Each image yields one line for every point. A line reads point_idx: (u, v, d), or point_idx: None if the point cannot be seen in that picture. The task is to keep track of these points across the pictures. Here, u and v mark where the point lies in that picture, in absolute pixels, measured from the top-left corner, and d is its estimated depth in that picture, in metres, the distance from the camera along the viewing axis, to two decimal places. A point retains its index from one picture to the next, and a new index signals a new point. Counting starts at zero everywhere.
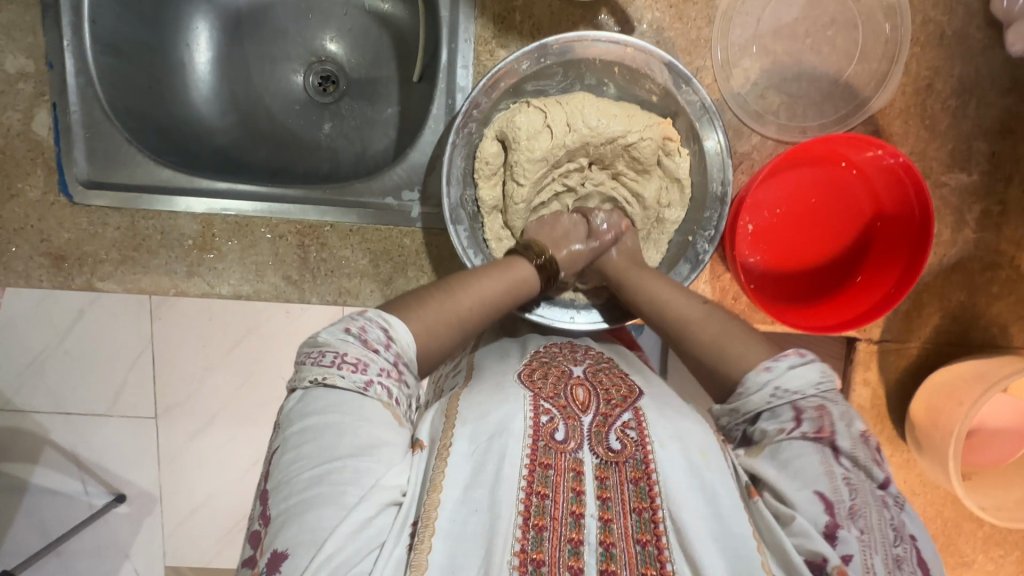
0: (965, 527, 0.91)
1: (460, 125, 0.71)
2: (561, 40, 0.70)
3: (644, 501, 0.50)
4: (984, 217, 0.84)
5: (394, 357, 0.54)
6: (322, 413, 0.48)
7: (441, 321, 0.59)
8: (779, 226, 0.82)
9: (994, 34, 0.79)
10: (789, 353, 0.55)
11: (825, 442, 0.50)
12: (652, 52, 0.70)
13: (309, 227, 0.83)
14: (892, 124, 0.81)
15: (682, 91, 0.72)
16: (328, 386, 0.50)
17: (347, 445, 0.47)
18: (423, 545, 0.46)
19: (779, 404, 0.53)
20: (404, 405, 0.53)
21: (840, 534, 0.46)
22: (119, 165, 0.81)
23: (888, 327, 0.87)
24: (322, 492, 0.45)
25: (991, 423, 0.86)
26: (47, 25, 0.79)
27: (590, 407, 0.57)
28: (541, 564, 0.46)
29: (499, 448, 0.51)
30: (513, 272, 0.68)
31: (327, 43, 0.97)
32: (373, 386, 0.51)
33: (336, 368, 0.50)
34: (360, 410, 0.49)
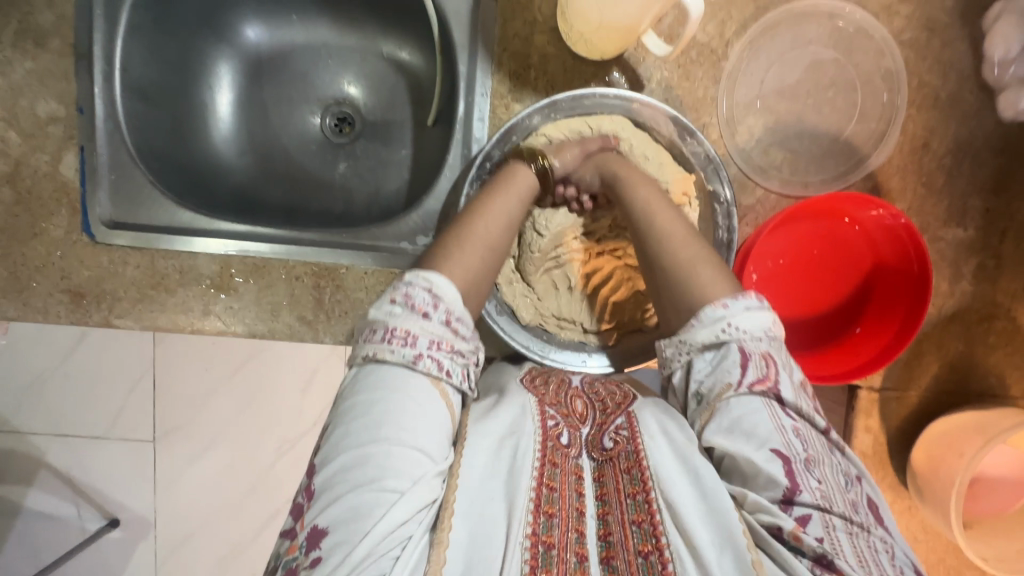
0: (967, 574, 0.91)
1: (477, 177, 0.77)
2: (572, 96, 0.76)
3: (637, 486, 0.52)
4: (980, 270, 0.87)
5: (445, 315, 0.56)
6: (365, 392, 0.52)
7: (472, 257, 0.63)
8: (783, 275, 0.85)
9: (987, 98, 0.83)
10: (747, 296, 0.58)
11: (770, 394, 0.53)
12: (658, 107, 0.76)
13: (325, 270, 0.84)
14: (891, 180, 0.84)
15: (687, 144, 0.77)
16: (379, 361, 0.53)
17: (387, 425, 0.50)
18: (444, 524, 0.48)
19: (726, 341, 0.57)
20: (456, 377, 0.55)
21: (798, 495, 0.48)
22: (142, 207, 0.83)
23: (889, 375, 0.89)
24: (363, 473, 0.48)
25: (992, 471, 0.88)
26: (80, 73, 0.82)
27: (588, 418, 0.60)
28: (551, 547, 0.47)
29: (511, 445, 0.53)
30: (517, 183, 0.71)
31: (345, 87, 1.01)
32: (423, 359, 0.53)
33: (387, 343, 0.53)
34: (407, 384, 0.52)
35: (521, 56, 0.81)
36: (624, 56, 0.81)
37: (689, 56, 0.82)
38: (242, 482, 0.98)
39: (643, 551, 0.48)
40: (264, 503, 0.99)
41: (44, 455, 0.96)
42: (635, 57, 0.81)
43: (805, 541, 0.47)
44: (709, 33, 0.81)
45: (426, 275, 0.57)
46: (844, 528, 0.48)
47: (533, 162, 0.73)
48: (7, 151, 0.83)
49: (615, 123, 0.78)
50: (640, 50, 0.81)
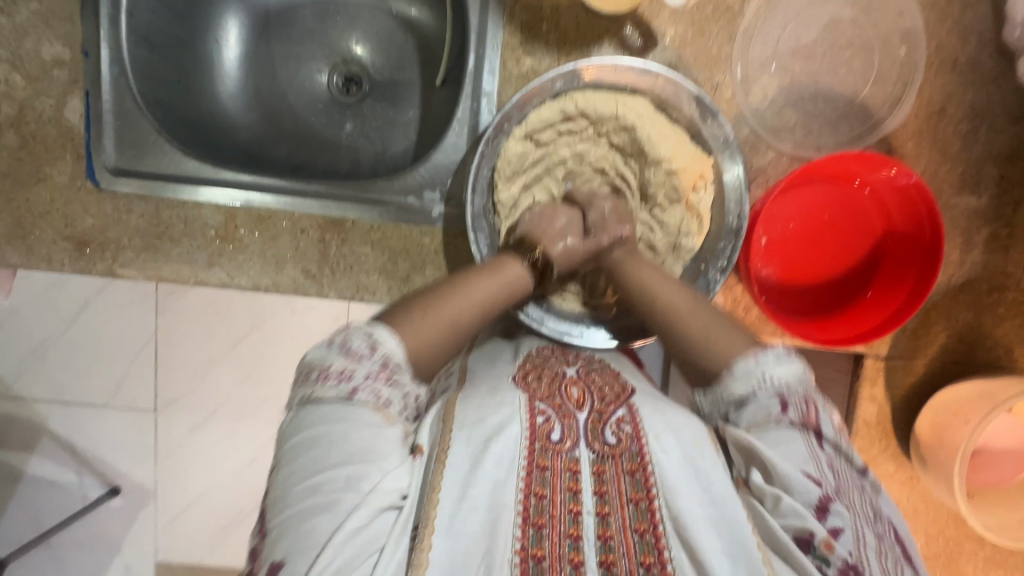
0: (967, 546, 0.91)
1: (490, 136, 0.74)
2: (594, 65, 0.74)
3: (640, 492, 0.53)
4: (992, 240, 0.86)
5: (380, 362, 0.55)
6: (320, 422, 0.51)
7: (431, 332, 0.59)
8: (793, 240, 0.84)
9: (1006, 62, 0.81)
10: (775, 347, 0.58)
11: (812, 430, 0.54)
12: (682, 84, 0.74)
13: (331, 223, 0.84)
14: (905, 146, 0.83)
15: (707, 124, 0.75)
16: (316, 401, 0.53)
17: (339, 451, 0.49)
18: (423, 544, 0.47)
19: (764, 393, 0.56)
20: (395, 405, 0.54)
21: (832, 507, 0.49)
22: (147, 154, 0.82)
23: (896, 344, 0.88)
24: (314, 501, 0.47)
25: (998, 444, 0.87)
26: (86, 15, 0.81)
27: (585, 403, 0.60)
28: (541, 559, 0.48)
29: (493, 450, 0.53)
30: (504, 275, 0.68)
31: (354, 45, 0.99)
32: (358, 393, 0.52)
33: (324, 380, 0.53)
34: (348, 415, 0.51)
35: (534, 8, 0.80)
36: (638, 10, 0.79)
37: (703, 12, 0.80)
38: (245, 450, 0.97)
39: (645, 562, 0.49)
40: (266, 468, 0.98)
41: (44, 409, 0.95)
42: (649, 12, 0.79)
43: (835, 549, 0.47)
44: None
45: (370, 325, 0.57)
46: (874, 547, 0.48)
47: (526, 257, 0.71)
48: (12, 94, 0.82)
49: (637, 104, 0.76)
50: (655, 4, 0.79)
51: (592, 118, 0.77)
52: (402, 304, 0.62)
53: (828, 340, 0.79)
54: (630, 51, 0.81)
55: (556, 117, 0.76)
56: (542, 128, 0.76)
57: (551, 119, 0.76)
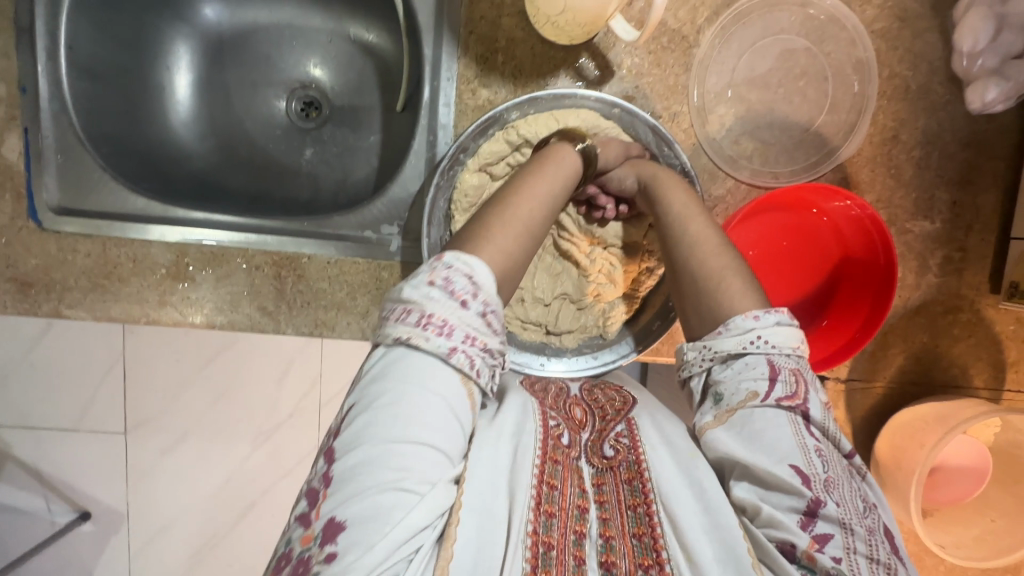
0: (927, 561, 0.94)
1: (445, 167, 0.72)
2: (552, 94, 0.73)
3: (638, 498, 0.52)
4: (946, 263, 0.87)
5: (483, 307, 0.50)
6: (393, 373, 0.47)
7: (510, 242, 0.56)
8: (753, 266, 0.84)
9: (956, 90, 0.83)
10: (779, 309, 0.56)
11: (798, 411, 0.52)
12: (638, 115, 0.75)
13: (286, 258, 0.82)
14: (860, 172, 0.84)
15: (664, 154, 0.76)
16: (409, 348, 0.48)
17: (414, 426, 0.46)
18: (452, 534, 0.45)
19: (756, 351, 0.54)
20: (484, 377, 0.50)
21: (822, 511, 0.47)
22: (90, 192, 0.79)
23: (856, 367, 0.89)
24: (383, 475, 0.43)
25: (954, 462, 0.89)
26: (21, 48, 0.77)
27: (587, 424, 0.59)
28: (551, 547, 0.47)
29: (520, 445, 0.51)
30: (560, 166, 0.65)
31: (311, 70, 0.98)
32: (457, 353, 0.48)
33: (422, 329, 0.48)
34: (432, 380, 0.47)
35: (489, 39, 0.79)
36: (594, 41, 0.79)
37: (659, 42, 0.80)
38: (216, 476, 0.97)
39: (644, 564, 0.48)
40: (238, 493, 0.98)
41: (6, 438, 0.92)
42: (605, 43, 0.79)
43: (819, 561, 0.46)
44: (680, 19, 0.79)
45: (468, 258, 0.51)
46: (866, 552, 0.46)
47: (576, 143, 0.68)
48: None
49: (587, 121, 0.75)
50: (611, 35, 0.79)
51: (536, 144, 0.74)
52: (481, 213, 0.58)
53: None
54: (587, 82, 0.80)
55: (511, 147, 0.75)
56: (496, 160, 0.75)
57: (506, 151, 0.75)
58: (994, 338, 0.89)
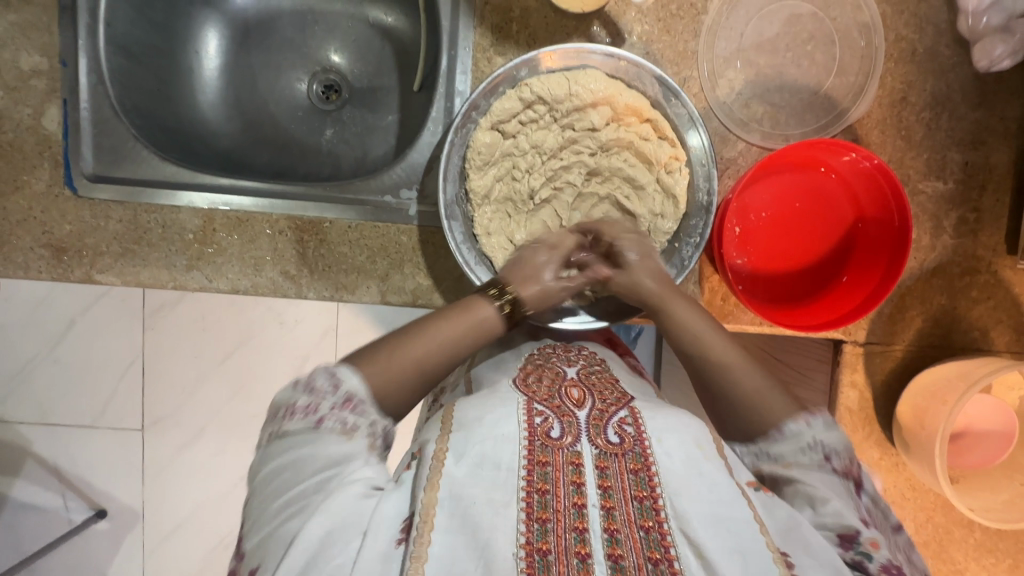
0: (956, 533, 0.92)
1: (459, 125, 0.76)
2: (557, 50, 0.75)
3: (644, 490, 0.50)
4: (961, 224, 0.87)
5: (344, 397, 0.54)
6: (284, 454, 0.52)
7: (397, 369, 0.59)
8: (766, 228, 0.85)
9: (963, 52, 0.84)
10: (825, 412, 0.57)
11: (851, 479, 0.55)
12: (643, 66, 0.75)
13: (308, 223, 0.84)
14: (870, 134, 0.85)
15: (671, 104, 0.77)
16: (282, 435, 0.53)
17: (301, 469, 0.50)
18: (422, 538, 0.46)
19: (811, 454, 0.55)
20: (362, 430, 0.54)
21: (871, 528, 0.50)
22: (126, 160, 0.82)
23: (874, 330, 0.89)
24: (284, 508, 0.49)
25: (978, 426, 0.88)
26: (64, 27, 0.82)
27: (586, 403, 0.59)
28: (547, 553, 0.45)
29: (494, 449, 0.52)
30: (467, 314, 0.64)
31: (332, 54, 1.02)
32: (325, 422, 0.53)
33: (288, 418, 0.53)
34: (312, 441, 0.52)
35: (504, 10, 0.82)
36: (606, 10, 0.82)
37: (668, 10, 0.83)
38: None
39: (652, 558, 0.46)
40: None
41: None
42: (616, 11, 0.82)
43: (877, 547, 0.49)
44: None
45: (335, 368, 0.56)
46: (905, 554, 0.51)
47: (497, 298, 0.67)
48: None
49: (592, 75, 0.75)
50: (621, 4, 0.82)
51: (549, 102, 0.75)
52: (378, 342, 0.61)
53: (805, 327, 0.81)
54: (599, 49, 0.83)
55: (517, 102, 0.75)
56: (507, 119, 0.76)
57: (514, 106, 0.75)
58: (1014, 300, 0.88)
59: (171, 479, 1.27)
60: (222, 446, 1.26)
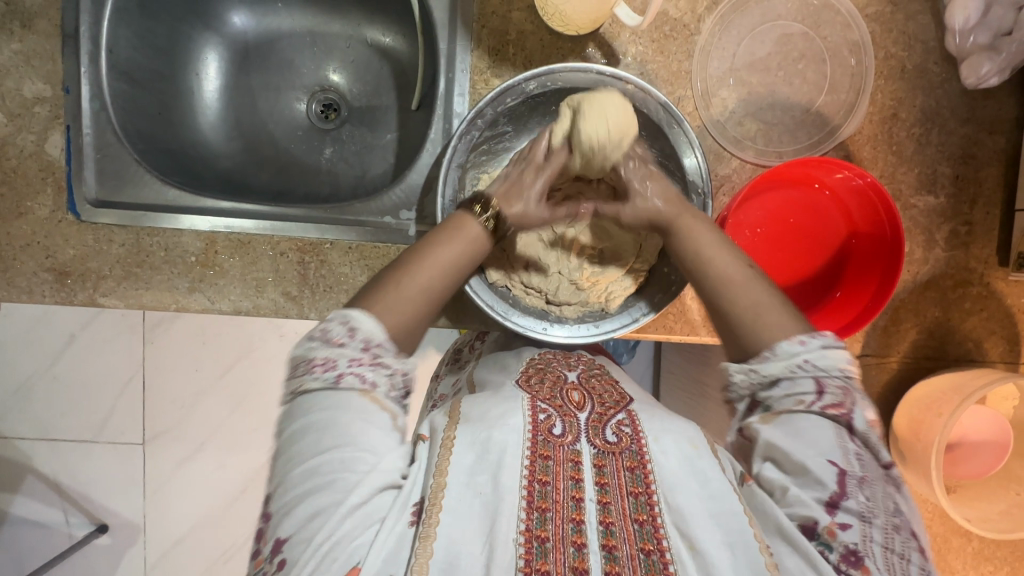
0: (955, 542, 0.93)
1: (462, 132, 0.74)
2: (567, 69, 0.74)
3: (640, 487, 0.52)
4: (953, 237, 0.89)
5: (363, 344, 0.54)
6: (309, 415, 0.50)
7: (408, 304, 0.59)
8: (761, 244, 0.85)
9: (951, 69, 0.86)
10: (824, 334, 0.55)
11: (843, 421, 0.52)
12: (650, 92, 0.74)
13: (310, 244, 0.85)
14: (862, 149, 0.86)
15: (673, 131, 0.76)
16: (304, 392, 0.52)
17: (329, 436, 0.49)
18: (433, 520, 0.47)
19: (802, 375, 0.54)
20: (382, 387, 0.53)
21: (843, 503, 0.48)
22: (129, 185, 0.84)
23: (869, 342, 0.90)
24: (313, 484, 0.47)
25: (972, 436, 0.89)
26: (66, 53, 0.83)
27: (586, 406, 0.61)
28: (545, 540, 0.47)
29: (500, 441, 0.53)
30: (460, 232, 0.67)
31: (331, 74, 1.03)
32: (344, 378, 0.52)
33: (307, 373, 0.52)
34: (340, 401, 0.50)
35: (500, 33, 0.83)
36: (600, 31, 0.83)
37: (662, 31, 0.84)
38: None
39: (645, 549, 0.48)
40: None
41: None
42: (611, 33, 0.83)
43: (838, 537, 0.46)
44: (681, 8, 0.83)
45: (345, 312, 0.55)
46: (882, 541, 0.47)
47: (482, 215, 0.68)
48: None
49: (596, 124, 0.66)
50: (616, 25, 0.83)
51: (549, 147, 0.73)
52: (382, 275, 0.62)
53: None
54: None
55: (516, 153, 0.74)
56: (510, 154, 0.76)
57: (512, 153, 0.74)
58: (1006, 311, 0.90)
59: (174, 493, 1.28)
60: (225, 458, 1.27)
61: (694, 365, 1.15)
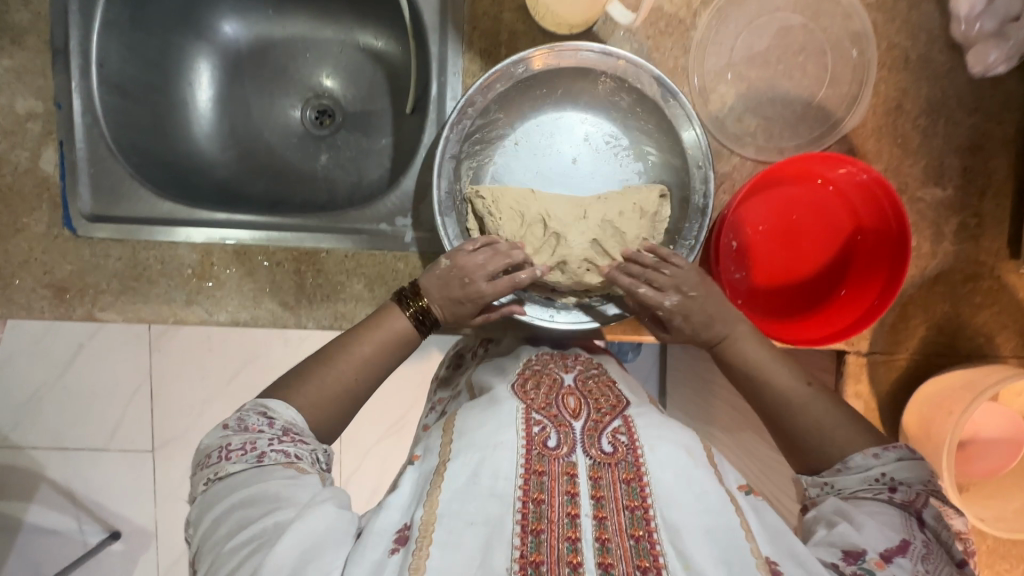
0: (968, 540, 0.91)
1: (455, 121, 0.75)
2: (555, 47, 0.75)
3: (636, 500, 0.51)
4: (961, 230, 0.86)
5: (281, 430, 0.54)
6: (229, 496, 0.49)
7: (330, 395, 0.60)
8: (762, 242, 0.84)
9: (957, 57, 0.83)
10: (899, 445, 0.56)
11: (912, 511, 0.54)
12: (642, 65, 0.75)
13: (306, 254, 0.84)
14: (866, 143, 0.84)
15: (668, 105, 0.76)
16: (222, 476, 0.51)
17: (263, 493, 0.48)
18: (422, 551, 0.46)
19: (880, 487, 0.55)
20: (305, 459, 0.53)
21: (897, 559, 0.48)
22: (124, 199, 0.83)
23: (876, 339, 0.88)
24: (250, 538, 0.46)
25: (984, 433, 0.87)
26: (56, 68, 0.82)
27: (581, 414, 0.60)
28: (540, 564, 0.46)
29: (495, 456, 0.54)
30: (389, 322, 0.65)
31: (324, 80, 1.02)
32: (266, 456, 0.51)
33: (224, 458, 0.52)
34: (261, 472, 0.50)
35: (492, 34, 0.82)
36: (594, 30, 0.82)
37: (657, 27, 0.82)
38: None
39: (641, 566, 0.46)
40: None
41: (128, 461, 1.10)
42: (605, 31, 0.82)
43: (885, 568, 0.48)
44: (676, 3, 0.82)
45: (262, 401, 0.57)
46: None
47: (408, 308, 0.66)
48: None
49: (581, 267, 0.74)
50: (609, 23, 0.81)
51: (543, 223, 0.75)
52: (299, 366, 0.61)
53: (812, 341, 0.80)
54: None
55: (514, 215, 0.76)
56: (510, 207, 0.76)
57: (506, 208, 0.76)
58: (1018, 304, 0.87)
59: (182, 501, 1.28)
60: None
61: (699, 365, 1.13)
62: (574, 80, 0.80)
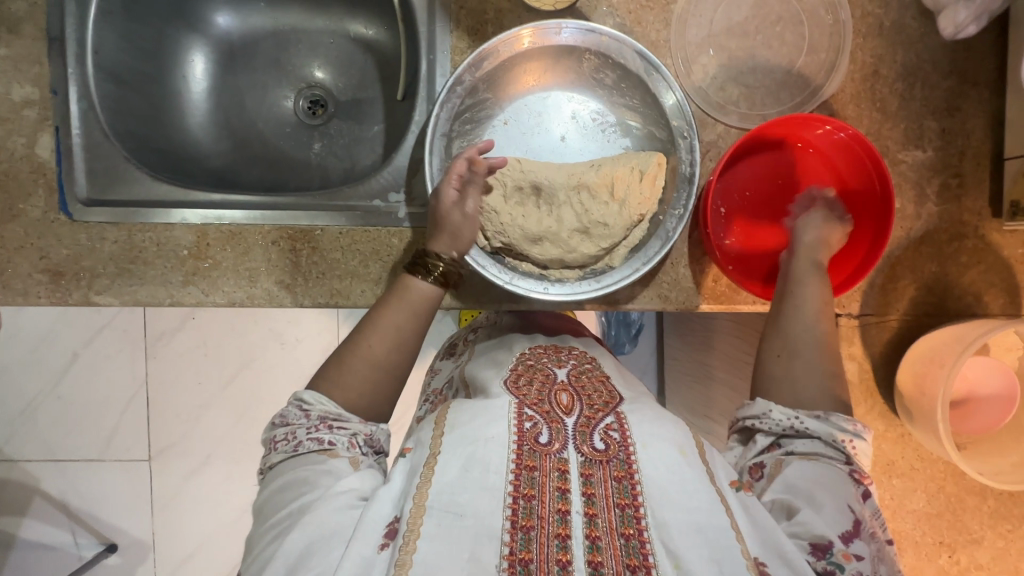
0: (970, 502, 0.91)
1: (444, 97, 0.76)
2: (538, 27, 0.77)
3: (626, 498, 0.49)
4: (944, 190, 0.88)
5: (317, 419, 0.57)
6: (278, 478, 0.54)
7: (353, 383, 0.61)
8: (751, 207, 0.85)
9: (928, 23, 0.86)
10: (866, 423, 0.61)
11: (862, 486, 0.57)
12: (625, 41, 0.77)
13: (300, 232, 0.85)
14: (846, 108, 0.87)
15: (652, 78, 0.78)
16: (271, 466, 0.56)
17: (292, 485, 0.52)
18: (410, 546, 0.45)
19: (840, 448, 0.59)
20: (340, 444, 0.56)
21: (855, 541, 0.51)
22: (120, 182, 0.84)
23: (867, 302, 0.89)
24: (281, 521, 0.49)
25: (978, 390, 0.88)
26: (53, 56, 0.84)
27: (574, 409, 0.58)
28: (529, 562, 0.45)
29: (483, 455, 0.51)
30: (405, 296, 0.66)
31: (316, 71, 1.04)
32: (301, 444, 0.55)
33: (274, 446, 0.57)
34: (300, 460, 0.55)
35: (478, 13, 0.85)
36: (578, 6, 0.85)
37: (638, 2, 0.85)
38: None
39: (631, 565, 0.45)
40: None
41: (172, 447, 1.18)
42: (588, 6, 0.85)
43: (849, 561, 0.49)
44: None
45: (298, 392, 0.59)
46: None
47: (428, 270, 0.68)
48: None
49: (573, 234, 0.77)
50: None
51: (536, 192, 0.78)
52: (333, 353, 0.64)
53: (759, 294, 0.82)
54: None
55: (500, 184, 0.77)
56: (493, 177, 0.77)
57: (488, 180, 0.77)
58: (1003, 262, 0.89)
59: (179, 507, 1.26)
60: (229, 465, 1.26)
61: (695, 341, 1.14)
62: (557, 57, 0.81)
